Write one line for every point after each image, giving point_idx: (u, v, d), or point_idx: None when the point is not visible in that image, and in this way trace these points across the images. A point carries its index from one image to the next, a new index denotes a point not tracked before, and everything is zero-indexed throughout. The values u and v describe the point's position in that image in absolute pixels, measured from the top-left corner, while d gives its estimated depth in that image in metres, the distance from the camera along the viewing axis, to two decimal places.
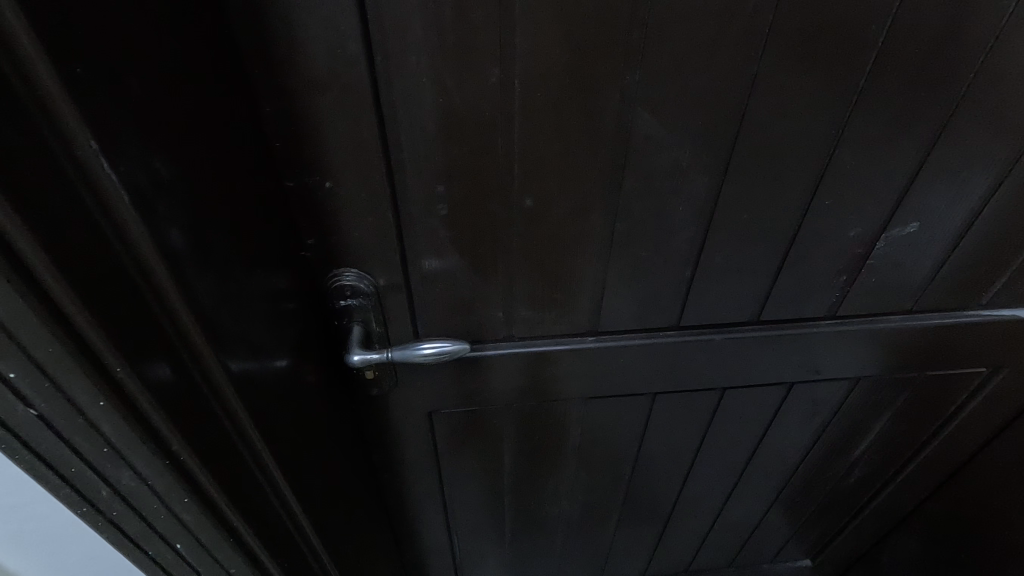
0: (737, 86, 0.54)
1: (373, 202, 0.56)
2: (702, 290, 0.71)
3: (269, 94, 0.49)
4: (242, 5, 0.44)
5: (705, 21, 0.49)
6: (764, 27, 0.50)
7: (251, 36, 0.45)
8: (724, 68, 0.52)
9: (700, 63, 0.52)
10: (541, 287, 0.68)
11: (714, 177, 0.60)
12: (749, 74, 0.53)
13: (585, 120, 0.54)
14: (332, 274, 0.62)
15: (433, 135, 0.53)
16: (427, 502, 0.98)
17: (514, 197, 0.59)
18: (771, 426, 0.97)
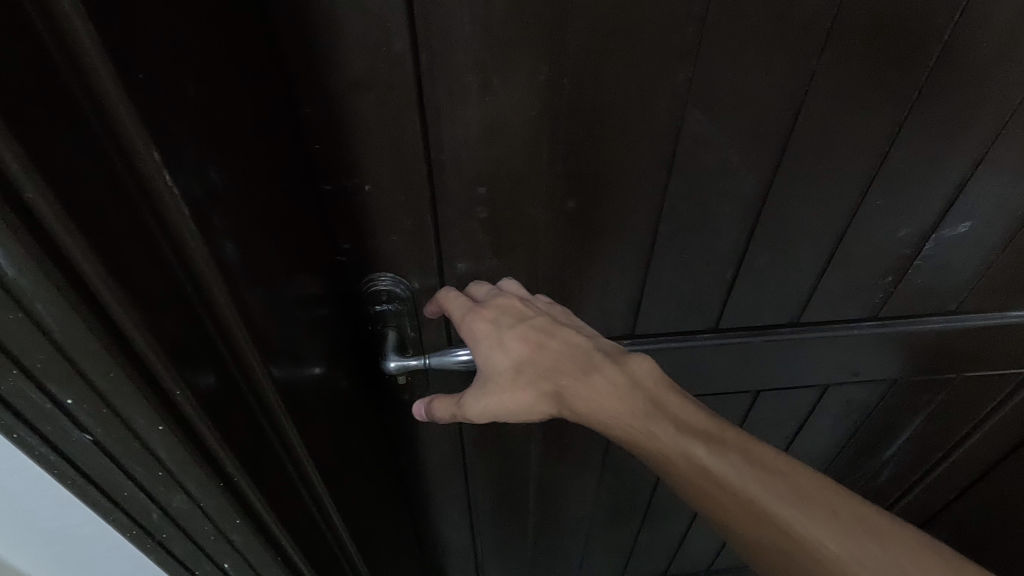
0: (793, 83, 0.51)
1: (412, 204, 0.54)
2: (743, 292, 0.69)
3: (308, 92, 0.46)
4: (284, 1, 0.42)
5: (766, 14, 0.47)
6: (826, 21, 0.48)
7: (294, 34, 0.43)
8: (781, 62, 0.50)
9: (756, 59, 0.49)
10: (578, 290, 0.66)
11: (763, 177, 0.58)
12: (806, 69, 0.51)
13: (633, 118, 0.52)
14: (367, 279, 0.60)
15: (476, 133, 0.51)
16: (452, 508, 0.96)
17: (555, 198, 0.57)
18: (803, 427, 0.95)
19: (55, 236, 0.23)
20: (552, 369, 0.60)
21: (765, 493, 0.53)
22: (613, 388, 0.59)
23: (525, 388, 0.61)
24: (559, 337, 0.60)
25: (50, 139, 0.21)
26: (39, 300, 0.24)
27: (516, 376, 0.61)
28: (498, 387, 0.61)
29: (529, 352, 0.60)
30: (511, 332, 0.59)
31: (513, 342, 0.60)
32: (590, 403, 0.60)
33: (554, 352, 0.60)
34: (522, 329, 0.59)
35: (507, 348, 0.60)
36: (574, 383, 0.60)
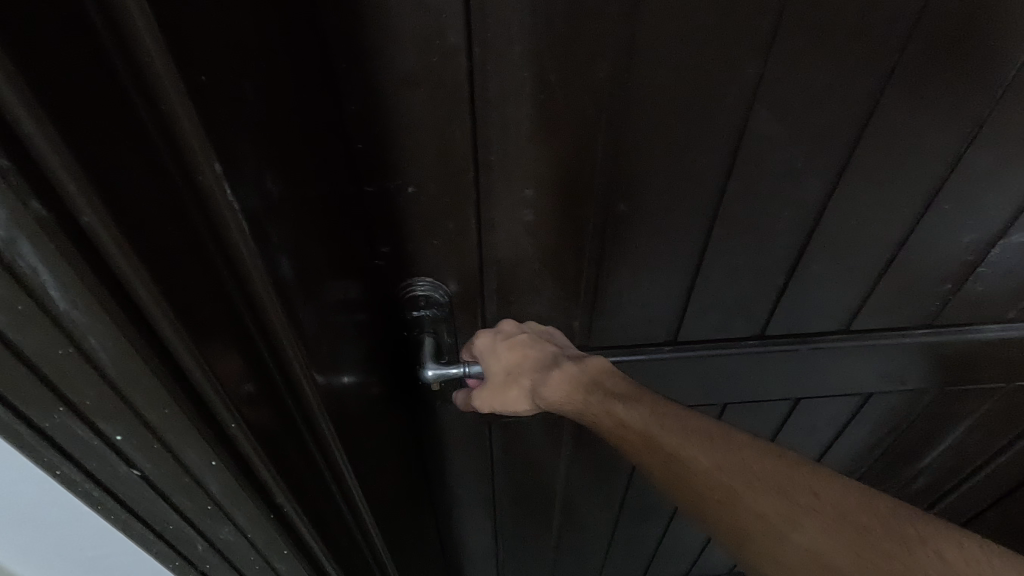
0: (868, 79, 0.48)
1: (456, 207, 0.51)
2: (793, 299, 0.66)
3: (354, 88, 0.43)
4: None
5: (847, 6, 0.43)
6: (912, 12, 0.44)
7: (341, 26, 0.40)
8: (858, 57, 0.46)
9: (832, 54, 0.46)
10: (622, 296, 0.63)
11: (827, 179, 0.55)
12: (885, 65, 0.47)
13: (694, 116, 0.49)
14: (404, 283, 0.57)
15: (528, 133, 0.48)
16: (478, 513, 0.94)
17: (606, 201, 0.54)
18: (840, 435, 0.93)
19: (111, 261, 0.20)
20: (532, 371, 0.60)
21: (672, 436, 0.52)
22: (567, 377, 0.59)
23: (515, 396, 0.61)
24: (544, 349, 0.61)
25: (99, 154, 0.19)
26: (92, 335, 0.21)
27: (506, 378, 0.60)
28: (492, 388, 0.61)
29: (518, 358, 0.60)
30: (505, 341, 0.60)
31: (506, 350, 0.60)
32: (552, 395, 0.59)
33: (536, 358, 0.60)
34: (513, 339, 0.60)
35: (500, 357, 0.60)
36: (540, 376, 0.60)
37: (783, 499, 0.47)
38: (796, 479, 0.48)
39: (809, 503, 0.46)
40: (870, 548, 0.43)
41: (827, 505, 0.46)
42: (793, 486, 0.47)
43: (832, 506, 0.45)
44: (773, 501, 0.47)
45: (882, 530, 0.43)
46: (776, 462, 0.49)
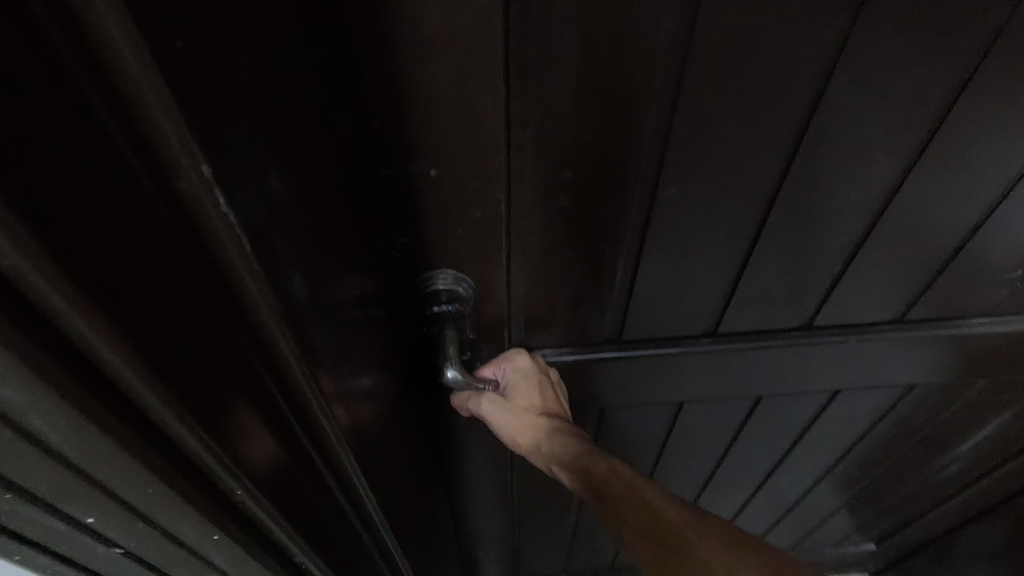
0: (971, 43, 0.41)
1: (484, 193, 0.45)
2: (848, 289, 0.61)
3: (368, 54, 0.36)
4: None
5: None
6: None
7: None
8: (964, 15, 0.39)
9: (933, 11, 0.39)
10: (661, 287, 0.58)
11: (904, 158, 0.48)
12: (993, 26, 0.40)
13: (762, 85, 0.42)
14: (424, 277, 0.50)
15: (568, 106, 0.41)
16: (495, 508, 0.90)
17: (651, 184, 0.48)
18: (876, 426, 0.88)
19: (52, 309, 0.17)
20: (554, 412, 0.58)
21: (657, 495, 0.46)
22: (582, 435, 0.56)
23: (522, 430, 0.57)
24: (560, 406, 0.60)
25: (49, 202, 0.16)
26: (36, 416, 0.19)
27: (531, 405, 0.57)
28: (515, 404, 0.57)
29: (546, 395, 0.59)
30: (543, 370, 0.60)
31: (541, 379, 0.59)
32: (565, 440, 0.55)
33: (559, 406, 0.59)
34: (546, 376, 0.61)
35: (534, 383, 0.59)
36: (561, 421, 0.57)
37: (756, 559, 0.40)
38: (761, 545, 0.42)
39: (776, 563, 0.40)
40: None
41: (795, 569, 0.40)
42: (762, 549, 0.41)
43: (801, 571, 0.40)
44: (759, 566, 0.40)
45: None
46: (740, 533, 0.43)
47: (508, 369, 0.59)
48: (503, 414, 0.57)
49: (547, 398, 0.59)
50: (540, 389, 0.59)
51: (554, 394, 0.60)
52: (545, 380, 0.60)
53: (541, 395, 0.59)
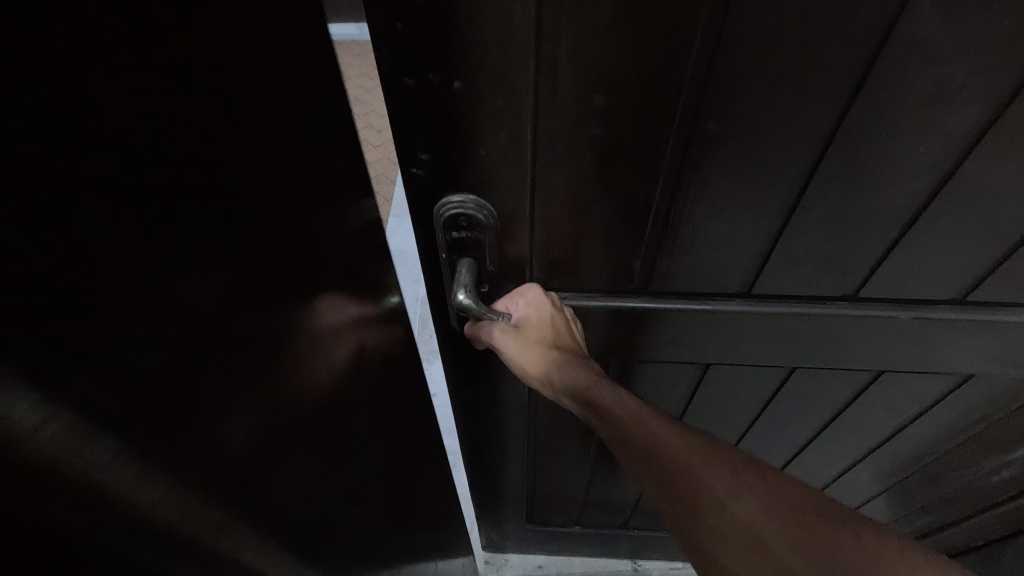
0: None
1: (510, 112, 0.44)
2: (904, 258, 0.55)
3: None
4: None
5: None
6: None
7: None
8: None
9: None
10: (694, 237, 0.55)
11: (988, 108, 0.42)
12: None
13: (826, 3, 0.37)
14: (446, 201, 0.50)
15: (605, 18, 0.39)
16: (513, 444, 0.92)
17: (691, 118, 0.44)
18: (922, 416, 0.83)
19: None
20: (565, 348, 0.57)
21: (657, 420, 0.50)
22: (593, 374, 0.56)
23: (534, 363, 0.56)
24: (576, 343, 0.59)
25: None
26: None
27: (542, 340, 0.56)
28: (527, 338, 0.56)
29: (559, 330, 0.58)
30: (557, 304, 0.59)
31: (555, 314, 0.58)
32: (577, 378, 0.55)
33: (571, 340, 0.59)
34: (559, 310, 0.59)
35: (548, 318, 0.58)
36: (573, 357, 0.56)
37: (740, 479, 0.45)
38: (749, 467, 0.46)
39: (755, 482, 0.45)
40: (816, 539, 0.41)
41: (772, 488, 0.44)
42: (746, 469, 0.46)
43: (778, 490, 0.44)
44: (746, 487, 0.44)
45: (818, 517, 0.42)
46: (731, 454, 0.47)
47: (523, 302, 0.58)
48: (515, 349, 0.56)
49: (561, 333, 0.58)
50: (555, 322, 0.58)
51: (567, 327, 0.59)
52: (559, 314, 0.59)
53: (554, 331, 0.58)
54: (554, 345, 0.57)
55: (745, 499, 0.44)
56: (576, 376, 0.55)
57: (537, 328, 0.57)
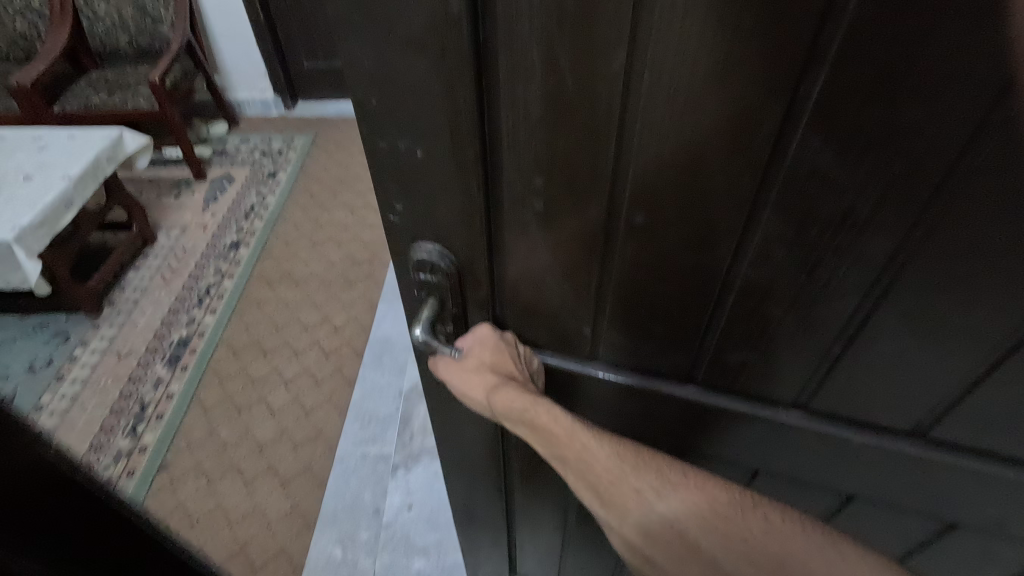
0: (962, 131, 0.36)
1: (463, 182, 0.51)
2: (846, 379, 0.55)
3: (356, 36, 0.42)
4: None
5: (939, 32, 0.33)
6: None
7: None
8: (948, 98, 0.35)
9: (910, 89, 0.35)
10: (637, 316, 0.58)
11: (894, 243, 0.43)
12: (982, 117, 0.35)
13: (726, 130, 0.41)
14: (414, 247, 0.58)
15: (536, 117, 0.45)
16: (488, 483, 0.97)
17: (620, 208, 0.49)
18: (909, 560, 0.76)
19: None
20: (507, 375, 0.62)
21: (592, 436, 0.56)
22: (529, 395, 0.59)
23: (475, 385, 0.61)
24: (518, 371, 0.63)
25: None
26: None
27: (484, 366, 0.61)
28: (471, 364, 0.62)
29: (501, 360, 0.63)
30: (501, 336, 0.63)
31: (500, 345, 0.63)
32: (513, 400, 0.58)
33: (515, 368, 0.63)
34: (503, 342, 0.63)
35: (491, 347, 0.63)
36: (511, 382, 0.60)
37: (662, 481, 0.54)
38: (669, 470, 0.55)
39: (673, 478, 0.54)
40: (716, 502, 0.53)
41: (685, 478, 0.54)
42: (670, 470, 0.55)
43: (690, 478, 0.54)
44: (666, 486, 0.54)
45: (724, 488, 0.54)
46: (655, 465, 0.55)
47: (472, 335, 0.63)
48: (461, 376, 0.62)
49: (504, 362, 0.63)
50: (498, 352, 0.63)
51: (514, 357, 0.64)
52: (504, 344, 0.63)
53: (497, 362, 0.62)
54: (496, 372, 0.61)
55: (665, 488, 0.54)
56: (514, 398, 0.58)
57: (478, 356, 0.62)
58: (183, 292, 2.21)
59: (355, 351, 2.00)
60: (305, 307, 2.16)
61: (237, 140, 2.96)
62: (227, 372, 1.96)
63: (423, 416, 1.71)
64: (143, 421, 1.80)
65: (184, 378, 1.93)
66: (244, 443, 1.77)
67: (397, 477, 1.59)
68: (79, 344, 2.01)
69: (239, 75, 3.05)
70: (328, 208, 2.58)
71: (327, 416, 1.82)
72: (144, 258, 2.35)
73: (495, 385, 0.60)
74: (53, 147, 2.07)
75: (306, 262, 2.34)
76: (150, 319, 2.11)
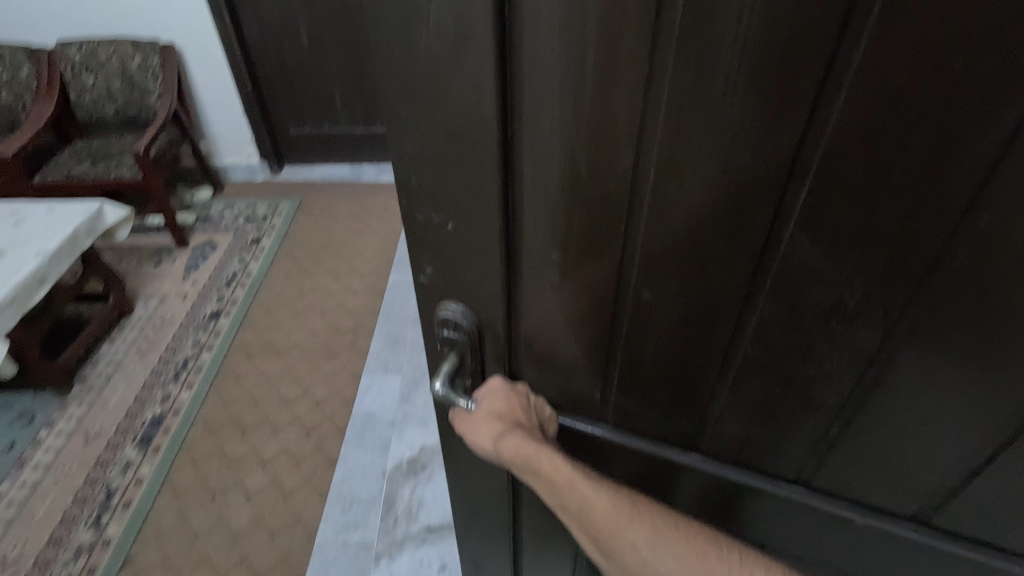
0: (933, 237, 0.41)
1: (487, 253, 0.56)
2: (846, 457, 0.57)
3: (404, 125, 0.49)
4: (393, 59, 0.45)
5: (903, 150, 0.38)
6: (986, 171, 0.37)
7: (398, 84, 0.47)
8: (918, 206, 0.40)
9: (883, 197, 0.41)
10: (645, 383, 0.62)
11: (881, 330, 0.47)
12: (949, 225, 0.40)
13: (724, 221, 0.46)
14: (439, 305, 0.63)
15: (556, 201, 0.51)
16: (497, 536, 0.98)
17: (629, 283, 0.54)
18: None
19: None
20: (515, 423, 0.62)
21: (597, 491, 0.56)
22: (534, 444, 0.58)
23: (483, 434, 0.60)
24: (526, 419, 0.63)
25: None
26: None
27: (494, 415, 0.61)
28: (482, 413, 0.62)
29: (510, 409, 0.63)
30: (511, 388, 0.65)
31: (511, 397, 0.64)
32: (519, 449, 0.57)
33: (523, 417, 0.63)
34: (513, 393, 0.65)
35: (501, 398, 0.64)
36: (518, 430, 0.60)
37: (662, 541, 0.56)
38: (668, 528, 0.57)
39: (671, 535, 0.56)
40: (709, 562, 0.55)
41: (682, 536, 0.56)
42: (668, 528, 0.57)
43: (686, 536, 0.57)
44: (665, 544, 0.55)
45: (717, 550, 0.56)
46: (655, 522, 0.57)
47: (485, 390, 0.64)
48: (471, 425, 0.62)
49: (513, 412, 0.63)
50: (509, 404, 0.64)
51: (522, 406, 0.64)
52: (513, 396, 0.65)
53: (506, 412, 0.63)
54: (504, 421, 0.61)
55: (664, 548, 0.55)
56: (520, 446, 0.57)
57: (489, 407, 0.62)
58: (157, 367, 1.97)
59: (337, 428, 1.78)
60: (287, 381, 1.94)
61: (219, 205, 2.70)
62: (201, 454, 1.73)
63: (408, 498, 1.56)
64: (109, 512, 1.60)
65: (156, 461, 1.71)
66: (215, 533, 1.56)
67: (381, 568, 1.43)
68: (44, 429, 1.79)
69: (225, 143, 2.81)
70: (315, 273, 2.35)
71: (306, 498, 1.61)
72: (116, 330, 2.11)
73: (503, 432, 0.60)
74: (30, 220, 1.86)
75: (287, 331, 2.10)
76: (121, 397, 1.88)
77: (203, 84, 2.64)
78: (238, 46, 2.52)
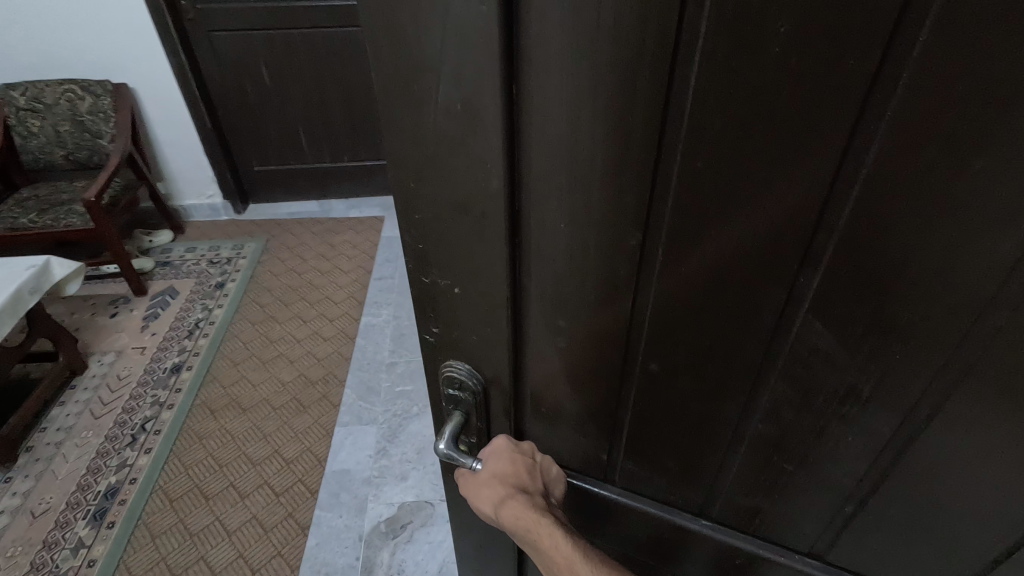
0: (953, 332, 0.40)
1: (492, 320, 0.55)
2: (860, 536, 0.55)
3: (409, 196, 0.48)
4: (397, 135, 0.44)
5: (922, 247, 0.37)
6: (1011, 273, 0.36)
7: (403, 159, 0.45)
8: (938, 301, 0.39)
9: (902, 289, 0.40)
10: (653, 448, 0.60)
11: (897, 416, 0.46)
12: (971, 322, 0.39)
13: (736, 301, 0.46)
14: (445, 363, 0.62)
15: (563, 274, 0.50)
16: None
17: (638, 352, 0.53)
18: None
19: None
20: (519, 487, 0.61)
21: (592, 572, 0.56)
22: (536, 516, 0.58)
23: (484, 496, 0.60)
24: (530, 482, 0.62)
25: None
26: None
27: (497, 479, 0.60)
28: (484, 475, 0.61)
29: (514, 471, 0.61)
30: (517, 450, 0.63)
31: (516, 459, 0.62)
32: (520, 520, 0.57)
33: (528, 480, 0.62)
34: (518, 455, 0.63)
35: (506, 461, 0.62)
36: (521, 496, 0.59)
37: None
38: None
39: None
40: None
41: None
42: None
43: None
44: None
45: None
46: None
47: (489, 450, 0.62)
48: (474, 485, 0.61)
49: (518, 475, 0.61)
50: (513, 467, 0.62)
51: (527, 468, 0.62)
52: (519, 457, 0.63)
53: (510, 474, 0.61)
54: (507, 485, 0.60)
55: None
56: (522, 515, 0.57)
57: (492, 469, 0.61)
58: (112, 433, 1.89)
59: (307, 489, 1.73)
60: (253, 440, 1.89)
61: (187, 249, 2.70)
62: (161, 527, 1.65)
63: (387, 563, 1.54)
64: None
65: (110, 536, 1.62)
66: None
67: None
68: None
69: (186, 183, 2.81)
70: (285, 318, 2.34)
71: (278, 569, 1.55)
72: (70, 392, 2.03)
73: (505, 498, 0.59)
74: None
75: (254, 384, 2.07)
76: (74, 465, 1.80)
77: (161, 124, 2.63)
78: (195, 85, 2.54)
